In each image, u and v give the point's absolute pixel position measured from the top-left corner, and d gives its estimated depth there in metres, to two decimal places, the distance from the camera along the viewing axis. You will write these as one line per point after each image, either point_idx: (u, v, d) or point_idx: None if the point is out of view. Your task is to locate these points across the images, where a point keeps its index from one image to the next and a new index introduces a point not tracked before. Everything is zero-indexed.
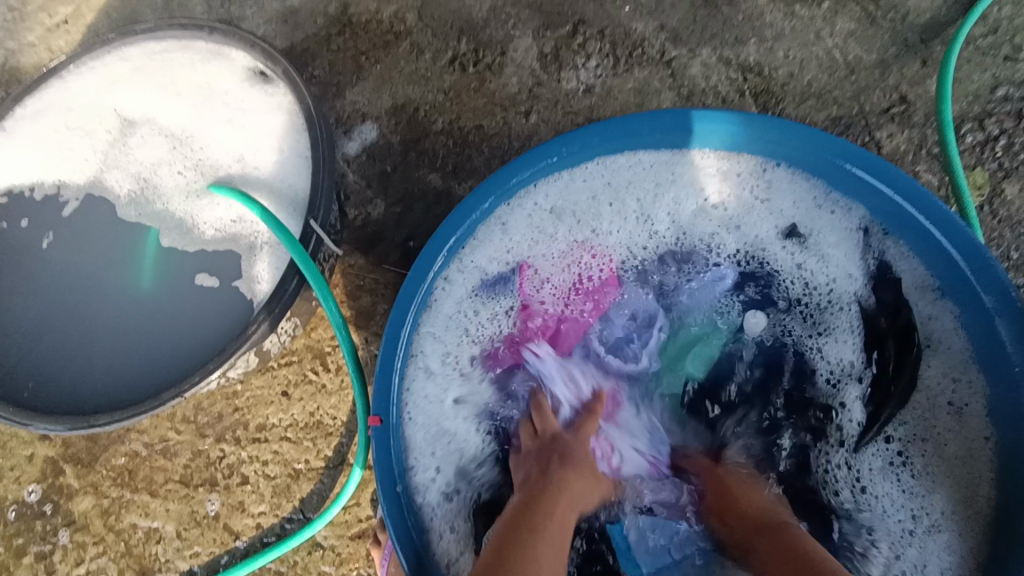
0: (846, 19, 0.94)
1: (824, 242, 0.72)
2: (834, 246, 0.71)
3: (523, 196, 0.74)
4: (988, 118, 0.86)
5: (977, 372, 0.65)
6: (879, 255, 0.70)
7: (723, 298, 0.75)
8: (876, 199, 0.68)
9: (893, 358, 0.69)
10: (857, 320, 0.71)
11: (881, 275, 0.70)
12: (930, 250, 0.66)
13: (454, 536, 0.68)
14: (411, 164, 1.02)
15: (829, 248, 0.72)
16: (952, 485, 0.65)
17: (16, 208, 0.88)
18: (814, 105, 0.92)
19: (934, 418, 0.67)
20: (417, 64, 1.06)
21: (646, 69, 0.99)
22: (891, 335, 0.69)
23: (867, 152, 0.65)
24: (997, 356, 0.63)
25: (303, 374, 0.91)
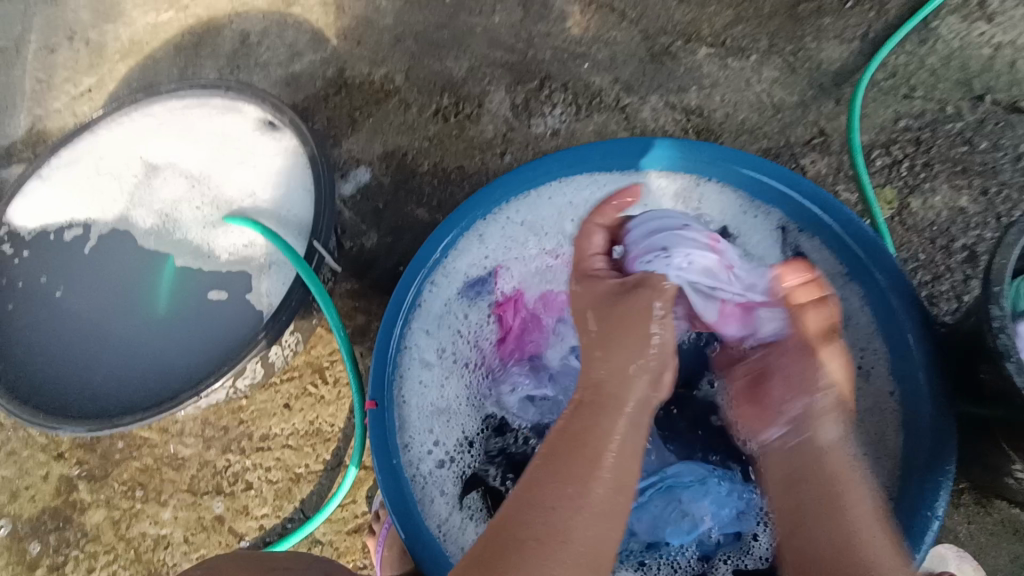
0: (770, 69, 1.11)
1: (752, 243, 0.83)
2: (760, 246, 0.82)
3: (498, 212, 0.84)
4: (893, 145, 1.02)
5: (880, 341, 0.75)
6: (795, 248, 0.81)
7: None
8: (791, 204, 0.80)
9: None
10: None
11: None
12: (837, 244, 0.78)
13: (445, 498, 0.76)
14: (401, 201, 1.15)
15: (756, 248, 0.82)
16: (864, 434, 0.75)
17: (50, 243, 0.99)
18: (747, 140, 1.08)
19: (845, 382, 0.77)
20: (405, 117, 1.22)
21: (604, 114, 1.15)
22: None
23: (778, 165, 0.78)
24: (894, 328, 0.73)
25: (304, 388, 1.00)
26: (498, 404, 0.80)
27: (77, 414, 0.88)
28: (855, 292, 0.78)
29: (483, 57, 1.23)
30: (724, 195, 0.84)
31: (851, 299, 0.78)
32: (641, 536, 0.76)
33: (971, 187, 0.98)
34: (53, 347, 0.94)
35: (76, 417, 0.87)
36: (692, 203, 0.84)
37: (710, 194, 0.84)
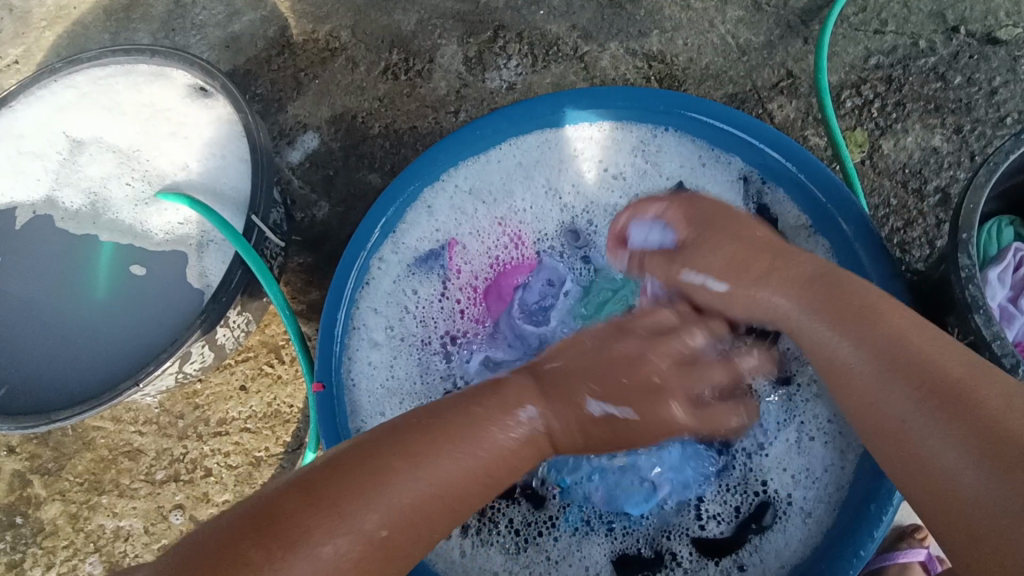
0: (736, 8, 1.04)
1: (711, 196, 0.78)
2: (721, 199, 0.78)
3: (445, 177, 0.79)
4: (864, 84, 0.96)
5: None
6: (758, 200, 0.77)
7: None
8: (753, 152, 0.76)
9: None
10: None
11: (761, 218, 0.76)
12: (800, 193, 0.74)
13: None
14: (352, 167, 1.09)
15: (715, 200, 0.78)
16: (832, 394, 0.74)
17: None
18: (713, 85, 1.03)
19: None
20: (353, 76, 1.14)
21: (562, 64, 1.08)
22: None
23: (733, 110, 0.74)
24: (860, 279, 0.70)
25: (259, 368, 0.96)
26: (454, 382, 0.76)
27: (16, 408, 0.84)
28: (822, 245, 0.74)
29: (432, 9, 1.15)
30: (682, 144, 0.78)
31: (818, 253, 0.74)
32: (603, 504, 0.74)
33: (944, 125, 0.94)
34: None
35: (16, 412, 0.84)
36: (647, 157, 0.79)
37: (666, 145, 0.79)
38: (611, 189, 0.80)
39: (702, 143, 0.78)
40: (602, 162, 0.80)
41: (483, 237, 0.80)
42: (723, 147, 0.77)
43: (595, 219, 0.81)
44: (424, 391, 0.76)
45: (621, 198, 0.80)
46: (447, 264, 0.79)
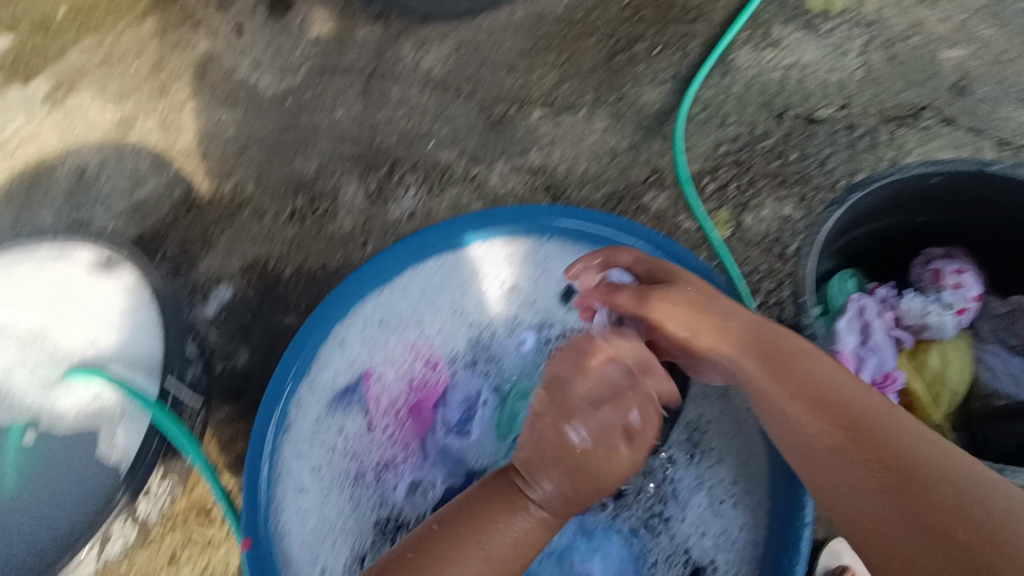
0: (599, 119, 1.19)
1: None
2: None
3: (355, 315, 0.83)
4: (719, 170, 1.10)
5: None
6: None
7: (534, 358, 0.84)
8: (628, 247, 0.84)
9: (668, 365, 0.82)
10: None
11: None
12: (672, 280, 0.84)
13: None
14: (269, 310, 1.12)
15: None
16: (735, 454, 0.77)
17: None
18: (592, 188, 1.13)
19: (707, 402, 0.80)
20: (261, 225, 1.20)
21: (456, 188, 1.18)
22: None
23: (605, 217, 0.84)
24: None
25: (187, 537, 0.90)
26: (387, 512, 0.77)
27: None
28: None
29: (331, 154, 1.25)
30: (565, 250, 0.87)
31: None
32: None
33: (792, 195, 1.08)
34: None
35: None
36: (537, 265, 0.87)
37: (551, 252, 0.87)
38: (511, 300, 0.86)
39: (582, 247, 0.86)
40: (500, 275, 0.86)
41: (398, 363, 0.83)
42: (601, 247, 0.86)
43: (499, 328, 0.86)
44: (357, 528, 0.76)
45: (520, 306, 0.86)
46: (365, 394, 0.81)
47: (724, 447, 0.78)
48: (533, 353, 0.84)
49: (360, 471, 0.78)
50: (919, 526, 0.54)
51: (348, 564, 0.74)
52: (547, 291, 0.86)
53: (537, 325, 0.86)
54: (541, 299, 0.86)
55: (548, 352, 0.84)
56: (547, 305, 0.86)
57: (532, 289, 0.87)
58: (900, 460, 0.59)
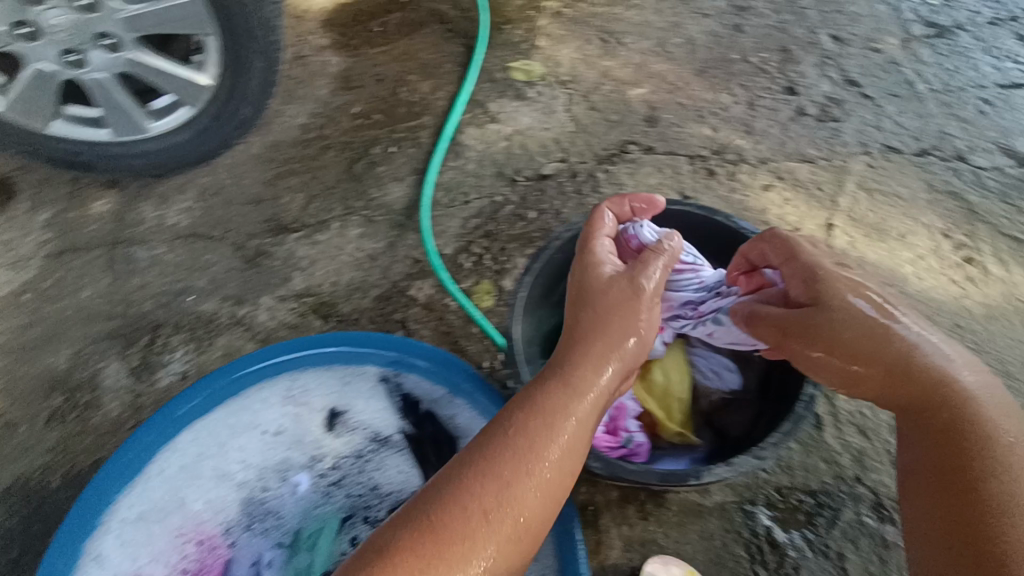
0: (352, 228, 1.22)
1: (362, 407, 0.87)
2: (372, 405, 0.86)
3: (106, 522, 0.76)
4: (471, 246, 1.17)
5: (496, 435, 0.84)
6: (402, 389, 0.86)
7: (312, 498, 0.83)
8: (376, 355, 0.84)
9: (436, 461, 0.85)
10: (404, 446, 0.85)
11: (409, 403, 0.86)
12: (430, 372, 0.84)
13: None
14: (40, 534, 1.00)
15: (367, 407, 0.86)
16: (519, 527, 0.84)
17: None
18: (359, 295, 1.14)
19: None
20: (15, 440, 1.08)
21: (225, 335, 1.14)
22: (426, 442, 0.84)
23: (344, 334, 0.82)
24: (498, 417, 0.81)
25: None
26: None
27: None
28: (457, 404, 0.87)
29: (83, 339, 1.16)
30: (321, 376, 0.86)
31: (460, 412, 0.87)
32: None
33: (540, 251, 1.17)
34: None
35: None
36: (296, 400, 0.85)
37: (307, 382, 0.86)
38: (278, 445, 0.85)
39: (336, 368, 0.86)
40: (260, 424, 0.84)
41: (169, 556, 0.79)
42: (353, 363, 0.85)
43: (270, 478, 0.83)
44: None
45: (289, 447, 0.85)
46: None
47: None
48: (310, 493, 0.83)
49: None
50: (953, 522, 0.61)
51: None
52: (311, 424, 0.85)
53: (307, 462, 0.84)
54: (308, 434, 0.85)
55: (324, 486, 0.84)
56: (314, 437, 0.85)
57: (296, 426, 0.86)
58: (950, 457, 0.63)
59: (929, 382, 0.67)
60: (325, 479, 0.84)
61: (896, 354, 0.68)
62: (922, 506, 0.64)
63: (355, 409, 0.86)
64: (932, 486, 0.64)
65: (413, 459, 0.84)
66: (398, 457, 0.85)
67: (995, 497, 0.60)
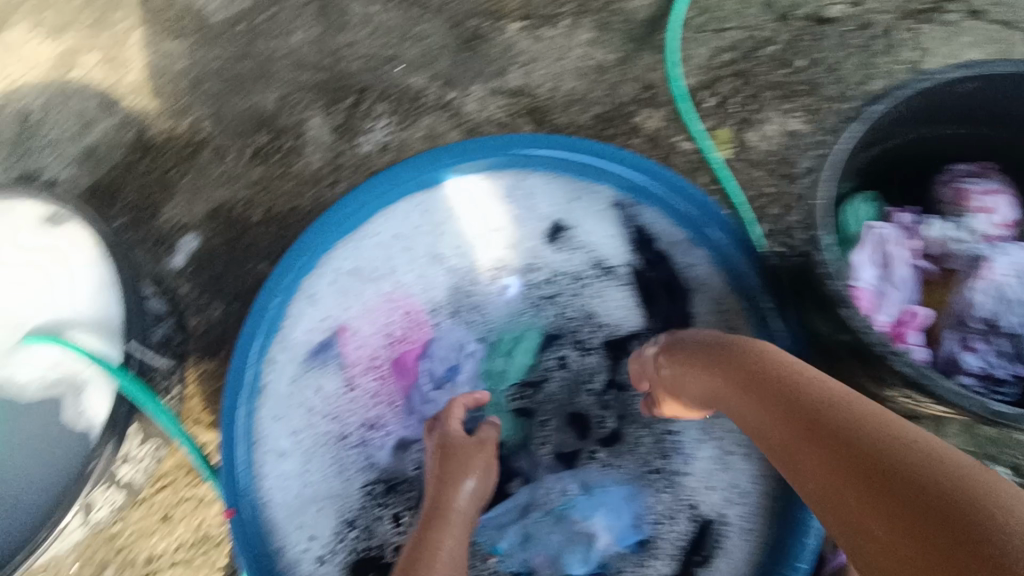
0: (585, 31, 1.07)
1: (591, 228, 0.80)
2: (602, 229, 0.80)
3: (321, 267, 0.77)
4: (718, 83, 1.00)
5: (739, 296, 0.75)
6: (636, 222, 0.79)
7: (520, 305, 0.79)
8: (622, 175, 0.77)
9: (671, 304, 0.78)
10: (629, 276, 0.79)
11: (641, 237, 0.79)
12: (672, 208, 0.77)
13: None
14: (241, 260, 1.06)
15: (597, 229, 0.80)
16: None
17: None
18: (579, 108, 1.03)
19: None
20: (223, 167, 1.11)
21: (430, 117, 1.08)
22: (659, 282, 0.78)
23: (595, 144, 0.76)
24: (738, 272, 0.75)
25: (179, 495, 0.91)
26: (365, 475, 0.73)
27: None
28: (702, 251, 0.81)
29: (291, 84, 1.13)
30: (554, 182, 0.80)
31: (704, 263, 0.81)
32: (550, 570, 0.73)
33: (800, 108, 0.98)
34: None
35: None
36: (520, 201, 0.80)
37: (536, 186, 0.80)
38: (493, 242, 0.80)
39: (570, 178, 0.80)
40: (479, 214, 0.80)
41: (378, 314, 0.78)
42: (591, 178, 0.79)
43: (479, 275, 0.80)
44: (361, 484, 0.73)
45: (504, 246, 0.80)
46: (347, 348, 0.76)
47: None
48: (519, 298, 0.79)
49: (348, 425, 0.75)
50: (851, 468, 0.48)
51: (346, 520, 0.71)
52: (530, 229, 0.80)
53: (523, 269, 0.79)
54: (526, 239, 0.80)
55: (536, 297, 0.79)
56: (533, 245, 0.80)
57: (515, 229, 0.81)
58: (899, 461, 0.46)
59: (790, 373, 0.59)
60: (538, 288, 0.79)
61: (800, 394, 0.56)
62: (810, 465, 0.52)
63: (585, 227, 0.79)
64: (813, 444, 0.52)
65: (638, 297, 0.78)
66: (624, 291, 0.78)
67: (883, 433, 0.49)
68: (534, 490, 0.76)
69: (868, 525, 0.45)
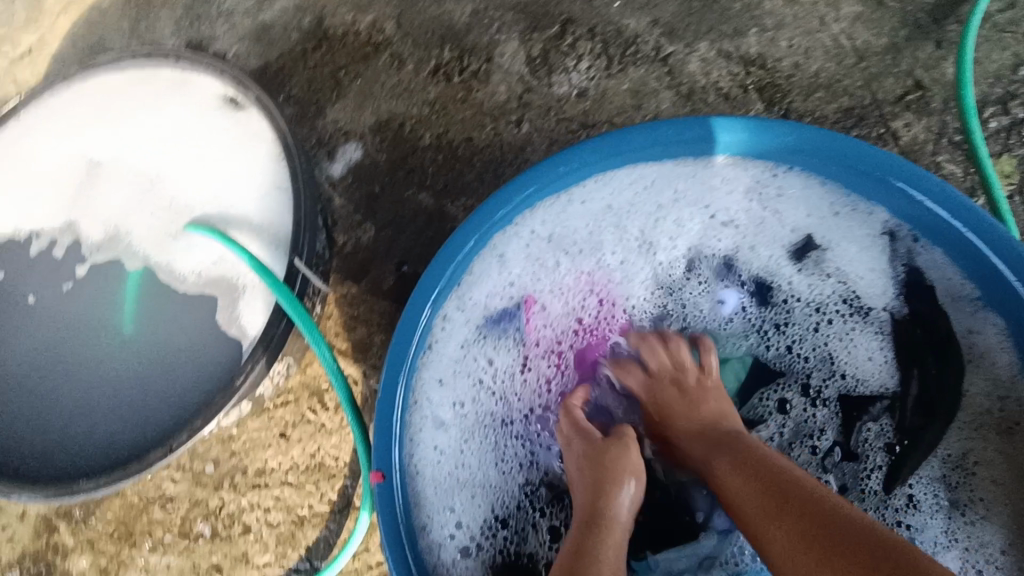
0: (851, 2, 0.88)
1: (845, 253, 0.71)
2: (859, 257, 0.71)
3: (519, 225, 0.71)
4: (1012, 100, 0.81)
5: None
6: (908, 261, 0.69)
7: (733, 321, 0.74)
8: (904, 201, 0.66)
9: (934, 370, 0.69)
10: (885, 325, 0.71)
11: (910, 280, 0.69)
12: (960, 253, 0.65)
13: None
14: (400, 183, 0.95)
15: (852, 257, 0.71)
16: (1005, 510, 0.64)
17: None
18: (824, 96, 0.86)
19: (979, 435, 0.66)
20: (399, 77, 0.99)
21: (641, 68, 0.92)
22: (927, 348, 0.69)
23: (895, 158, 0.63)
24: None
25: (302, 414, 0.87)
26: (520, 472, 0.69)
27: (19, 473, 0.74)
28: (992, 322, 0.65)
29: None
30: (812, 191, 0.71)
31: (986, 332, 0.66)
32: None
33: None
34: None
35: (19, 480, 0.74)
36: (766, 201, 0.72)
37: (789, 190, 0.71)
38: (721, 241, 0.74)
39: (834, 188, 0.70)
40: (712, 208, 0.73)
41: (577, 294, 0.73)
42: (861, 194, 0.69)
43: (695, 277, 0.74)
44: (520, 477, 0.69)
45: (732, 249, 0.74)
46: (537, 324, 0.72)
47: (998, 503, 0.65)
48: (736, 316, 0.74)
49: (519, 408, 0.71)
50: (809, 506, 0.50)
51: (498, 515, 0.67)
52: (772, 240, 0.73)
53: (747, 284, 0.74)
54: (764, 250, 0.73)
55: (756, 319, 0.74)
56: (766, 258, 0.73)
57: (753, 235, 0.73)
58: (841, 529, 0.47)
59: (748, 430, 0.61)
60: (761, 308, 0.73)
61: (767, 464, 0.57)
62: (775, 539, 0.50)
63: (839, 251, 0.71)
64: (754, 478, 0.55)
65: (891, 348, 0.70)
66: (868, 339, 0.71)
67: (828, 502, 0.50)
68: (723, 538, 0.68)
69: (799, 557, 0.47)
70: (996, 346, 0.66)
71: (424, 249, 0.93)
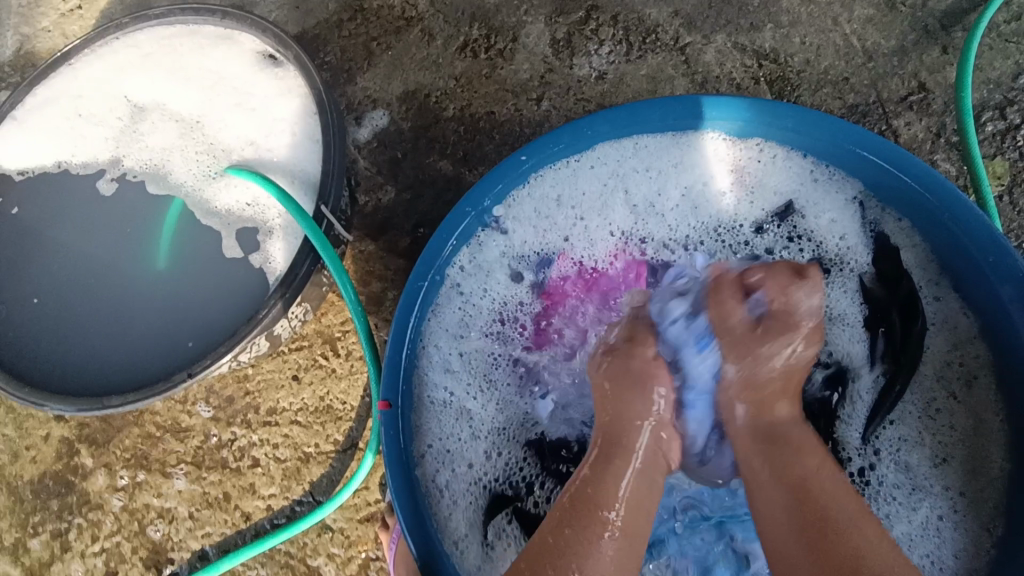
0: (864, 5, 0.92)
1: (822, 222, 0.78)
2: (833, 223, 0.77)
3: (532, 185, 0.78)
4: (1010, 106, 0.85)
5: (985, 348, 0.71)
6: (875, 227, 0.76)
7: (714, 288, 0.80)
8: (880, 177, 0.73)
9: (899, 335, 0.75)
10: (858, 289, 0.76)
11: (881, 245, 0.76)
12: (934, 229, 0.71)
13: (465, 522, 0.72)
14: (422, 150, 0.98)
15: (828, 222, 0.77)
16: (969, 479, 0.70)
17: (18, 195, 0.88)
18: (831, 93, 0.91)
19: (938, 387, 0.73)
20: (429, 51, 1.01)
21: (659, 56, 0.95)
22: (894, 306, 0.75)
23: (883, 141, 0.70)
24: (1003, 318, 0.67)
25: (314, 359, 0.92)
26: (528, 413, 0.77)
27: (56, 387, 0.80)
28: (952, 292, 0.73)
29: None
30: (792, 161, 0.77)
31: (948, 301, 0.73)
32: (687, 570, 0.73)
33: None
34: (20, 316, 0.85)
35: (52, 394, 0.79)
36: (753, 174, 0.78)
37: (778, 166, 0.78)
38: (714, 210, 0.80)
39: (814, 157, 0.76)
40: (710, 178, 0.79)
41: (586, 249, 0.80)
42: (838, 166, 0.75)
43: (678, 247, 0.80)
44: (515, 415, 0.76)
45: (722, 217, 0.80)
46: (542, 274, 0.80)
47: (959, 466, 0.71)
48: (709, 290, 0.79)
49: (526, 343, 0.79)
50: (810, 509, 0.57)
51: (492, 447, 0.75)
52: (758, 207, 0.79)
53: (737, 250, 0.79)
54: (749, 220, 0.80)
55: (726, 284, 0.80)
56: (749, 225, 0.80)
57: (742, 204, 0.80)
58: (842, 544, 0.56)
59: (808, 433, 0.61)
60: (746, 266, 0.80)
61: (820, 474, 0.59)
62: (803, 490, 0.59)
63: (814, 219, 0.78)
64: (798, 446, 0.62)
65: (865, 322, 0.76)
66: (847, 296, 0.77)
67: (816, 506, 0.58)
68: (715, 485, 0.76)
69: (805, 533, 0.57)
70: (958, 312, 0.72)
71: (441, 214, 0.97)
